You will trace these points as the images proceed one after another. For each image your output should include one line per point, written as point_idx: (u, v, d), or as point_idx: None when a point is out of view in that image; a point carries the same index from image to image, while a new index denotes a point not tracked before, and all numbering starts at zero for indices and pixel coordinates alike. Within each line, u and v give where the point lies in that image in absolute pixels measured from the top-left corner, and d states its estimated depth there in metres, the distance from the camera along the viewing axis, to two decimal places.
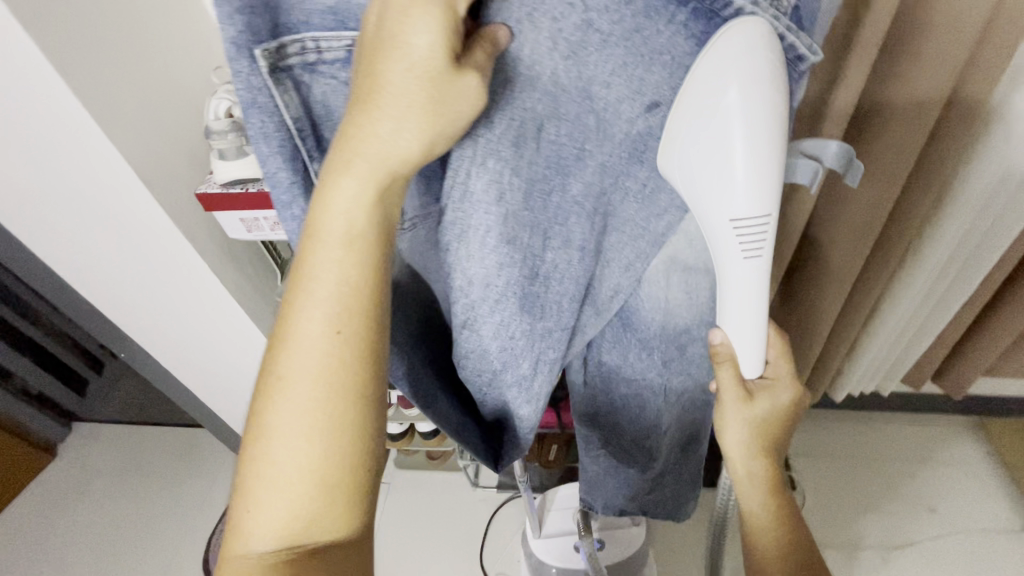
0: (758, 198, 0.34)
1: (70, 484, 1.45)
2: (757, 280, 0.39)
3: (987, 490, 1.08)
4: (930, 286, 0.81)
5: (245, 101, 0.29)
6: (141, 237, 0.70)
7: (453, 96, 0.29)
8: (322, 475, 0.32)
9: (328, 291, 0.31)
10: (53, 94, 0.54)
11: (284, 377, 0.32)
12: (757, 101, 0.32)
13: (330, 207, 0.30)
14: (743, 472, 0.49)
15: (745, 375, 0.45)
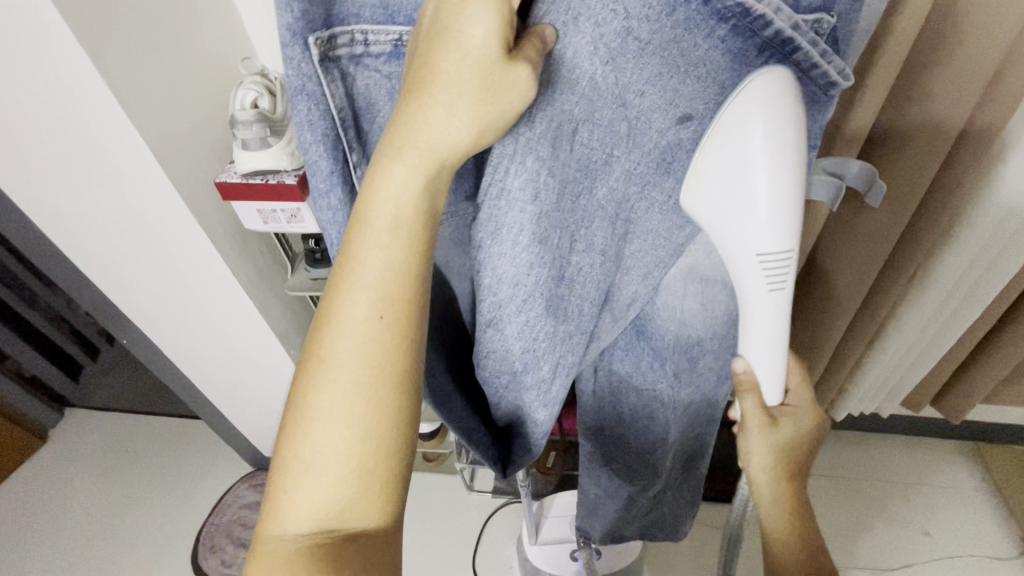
0: (781, 237, 0.35)
1: (59, 468, 1.44)
2: (779, 312, 0.39)
3: (981, 515, 1.08)
4: (934, 310, 0.82)
5: (295, 87, 0.30)
6: (155, 220, 0.70)
7: (502, 87, 0.29)
8: (362, 461, 0.32)
9: (371, 277, 0.32)
10: (79, 71, 0.54)
11: (326, 359, 0.32)
12: (784, 149, 0.32)
13: (380, 193, 0.31)
14: (765, 511, 0.45)
15: (768, 403, 0.43)
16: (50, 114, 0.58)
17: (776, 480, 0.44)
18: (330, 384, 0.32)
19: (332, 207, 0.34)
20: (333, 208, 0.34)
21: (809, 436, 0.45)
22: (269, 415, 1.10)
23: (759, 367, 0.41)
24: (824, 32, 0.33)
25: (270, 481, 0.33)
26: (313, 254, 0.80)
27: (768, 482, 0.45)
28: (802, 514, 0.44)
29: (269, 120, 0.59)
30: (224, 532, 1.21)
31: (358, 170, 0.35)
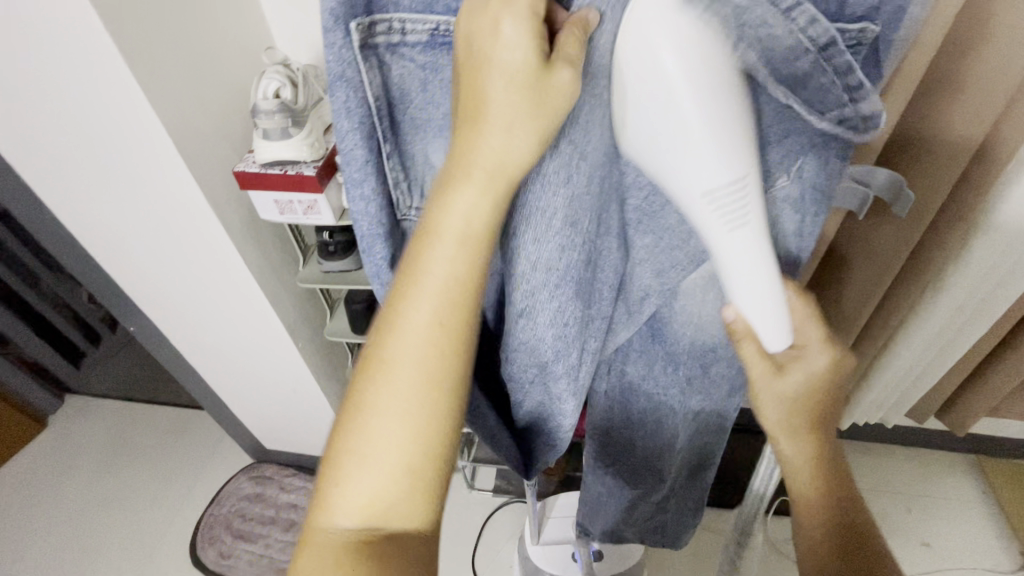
0: (728, 160, 0.29)
1: (59, 454, 1.43)
2: (754, 248, 0.33)
3: (981, 527, 1.09)
4: (944, 323, 0.81)
5: (334, 73, 0.31)
6: (171, 206, 0.70)
7: (551, 96, 0.29)
8: (413, 463, 0.33)
9: (434, 288, 0.33)
10: (102, 53, 0.54)
11: (386, 363, 0.33)
12: (698, 59, 0.27)
13: (448, 214, 0.32)
14: (788, 452, 0.46)
15: (770, 350, 0.39)
16: (71, 96, 0.58)
17: (797, 431, 0.44)
18: (389, 386, 0.33)
19: (364, 196, 0.35)
20: (364, 197, 0.35)
21: (822, 376, 0.42)
22: (272, 406, 1.10)
23: (748, 312, 0.37)
24: (866, 42, 0.32)
25: (322, 470, 0.35)
26: (325, 246, 0.80)
27: (789, 434, 0.45)
28: (824, 460, 0.46)
29: (291, 110, 0.58)
30: (223, 523, 1.22)
31: (390, 161, 0.36)
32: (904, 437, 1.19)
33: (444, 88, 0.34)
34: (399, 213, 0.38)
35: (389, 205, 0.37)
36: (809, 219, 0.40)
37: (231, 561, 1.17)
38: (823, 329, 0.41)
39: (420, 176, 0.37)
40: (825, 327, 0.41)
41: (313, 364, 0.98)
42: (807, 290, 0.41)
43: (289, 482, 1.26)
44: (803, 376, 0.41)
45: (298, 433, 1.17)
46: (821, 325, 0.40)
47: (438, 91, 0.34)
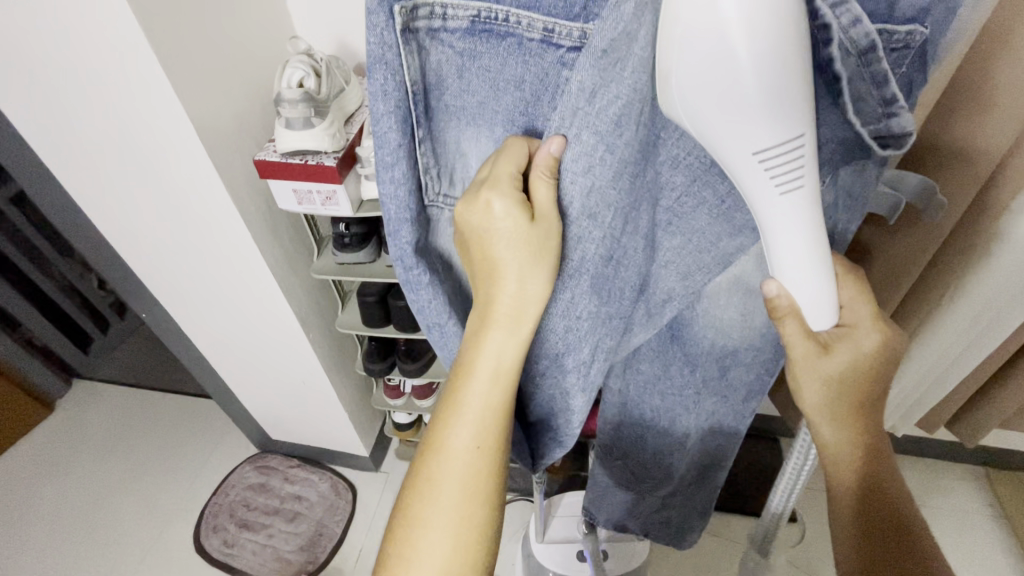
0: (780, 121, 0.30)
1: (65, 439, 1.44)
2: (803, 216, 0.34)
3: (987, 540, 1.08)
4: (958, 335, 0.81)
5: (374, 55, 0.31)
6: (190, 195, 0.70)
7: (547, 248, 0.36)
8: (457, 565, 0.41)
9: (473, 415, 0.41)
10: (131, 40, 0.54)
11: (433, 480, 0.41)
12: (761, 18, 0.27)
13: (483, 357, 0.39)
14: (828, 437, 0.46)
15: (813, 327, 0.40)
16: (95, 78, 0.59)
17: (840, 415, 0.45)
18: (436, 496, 0.41)
19: (396, 181, 0.35)
20: (395, 181, 0.35)
21: (869, 355, 0.43)
22: (279, 397, 1.11)
23: (794, 288, 0.38)
24: (914, 44, 0.32)
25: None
26: (341, 238, 0.80)
27: (832, 419, 0.45)
28: (863, 445, 0.46)
29: (314, 100, 0.58)
30: (227, 512, 1.22)
31: (422, 147, 0.36)
32: (911, 447, 1.18)
33: (480, 77, 0.34)
34: (426, 199, 0.39)
35: (419, 189, 0.37)
36: (843, 222, 0.41)
37: (235, 550, 1.17)
38: (873, 307, 0.42)
39: (449, 164, 0.38)
40: (875, 304, 0.42)
41: (323, 356, 0.98)
42: (853, 267, 0.43)
43: (293, 474, 1.27)
44: (851, 354, 0.42)
45: (304, 425, 1.18)
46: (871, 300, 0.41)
47: (473, 79, 0.34)
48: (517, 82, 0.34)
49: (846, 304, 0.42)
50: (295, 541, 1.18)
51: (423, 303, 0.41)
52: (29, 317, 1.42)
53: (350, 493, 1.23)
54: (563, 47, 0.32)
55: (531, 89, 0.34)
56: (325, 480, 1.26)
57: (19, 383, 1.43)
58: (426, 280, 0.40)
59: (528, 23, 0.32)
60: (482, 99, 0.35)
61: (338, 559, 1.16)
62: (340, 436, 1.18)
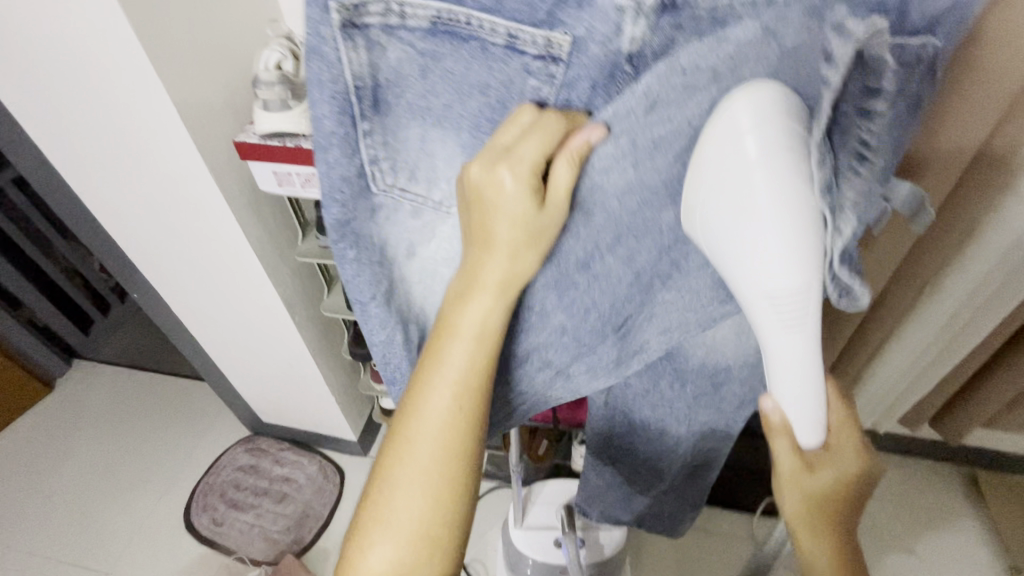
0: (794, 265, 0.29)
1: (63, 417, 1.47)
2: (805, 353, 0.33)
3: (969, 540, 1.08)
4: (937, 330, 0.80)
5: (312, 44, 0.32)
6: (176, 179, 0.72)
7: (544, 227, 0.36)
8: (432, 531, 0.41)
9: (454, 378, 0.39)
10: (114, 26, 0.55)
11: (409, 440, 0.40)
12: (780, 166, 0.28)
13: (467, 316, 0.38)
14: (807, 548, 0.43)
15: (803, 446, 0.38)
16: (82, 65, 0.60)
17: (820, 527, 0.42)
18: (412, 464, 0.40)
19: (330, 163, 0.35)
20: (330, 164, 0.36)
21: (849, 481, 0.41)
22: (269, 381, 1.12)
23: (788, 409, 0.36)
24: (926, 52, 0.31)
25: (349, 538, 0.43)
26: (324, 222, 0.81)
27: (810, 532, 0.42)
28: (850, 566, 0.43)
29: (291, 83, 0.59)
30: (217, 492, 1.25)
31: (369, 138, 0.36)
32: (897, 446, 1.18)
33: (443, 79, 0.35)
34: (376, 188, 0.38)
35: (361, 177, 0.37)
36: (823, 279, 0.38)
37: (224, 529, 1.20)
38: (858, 437, 0.41)
39: (410, 160, 0.38)
40: (860, 436, 0.41)
41: (310, 340, 0.99)
42: (848, 397, 0.42)
43: (282, 456, 1.28)
44: (832, 476, 0.40)
45: (293, 408, 1.20)
46: (854, 434, 0.40)
47: (437, 82, 0.35)
48: (483, 88, 0.35)
49: (834, 428, 0.41)
50: (283, 521, 1.20)
51: (351, 277, 0.41)
52: (29, 296, 1.44)
53: (338, 477, 1.25)
54: (527, 53, 0.33)
55: (498, 95, 0.36)
56: (313, 463, 1.27)
57: (20, 361, 1.46)
58: (353, 257, 0.40)
59: (492, 28, 0.33)
60: (446, 102, 0.36)
61: (324, 541, 1.18)
62: (328, 420, 1.19)
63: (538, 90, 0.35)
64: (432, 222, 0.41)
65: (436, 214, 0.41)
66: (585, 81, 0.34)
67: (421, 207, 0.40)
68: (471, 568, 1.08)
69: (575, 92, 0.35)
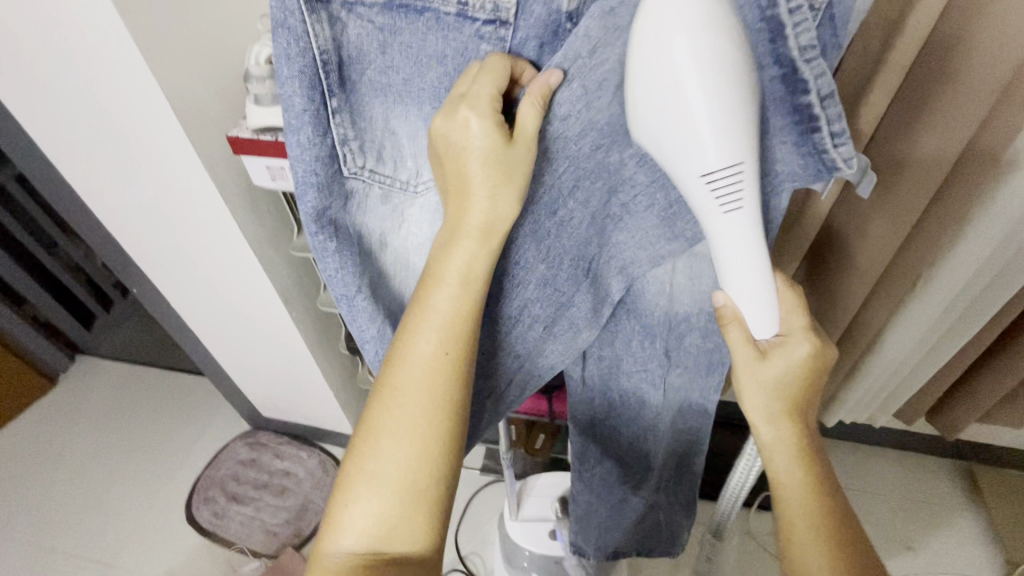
0: (725, 148, 0.33)
1: (65, 411, 1.48)
2: (746, 233, 0.36)
3: (966, 535, 1.08)
4: (931, 325, 0.80)
5: (277, 19, 0.34)
6: (169, 173, 0.72)
7: (515, 166, 0.36)
8: (418, 480, 0.40)
9: (439, 322, 0.40)
10: (105, 21, 0.56)
11: (396, 389, 0.41)
12: (710, 57, 0.30)
13: (451, 261, 0.39)
14: (768, 438, 0.47)
15: (755, 337, 0.42)
16: (76, 60, 0.60)
17: (778, 418, 0.46)
18: (399, 412, 0.40)
19: (302, 143, 0.38)
20: (301, 145, 0.38)
21: (802, 367, 0.45)
22: (267, 375, 1.13)
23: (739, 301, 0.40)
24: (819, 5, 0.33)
25: (332, 502, 0.42)
26: None
27: (768, 419, 0.46)
28: (808, 453, 0.47)
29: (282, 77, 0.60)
30: (217, 485, 1.26)
31: (338, 117, 0.38)
32: (894, 440, 1.18)
33: (402, 53, 0.37)
34: (347, 170, 0.40)
35: (332, 159, 0.39)
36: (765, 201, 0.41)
37: (224, 521, 1.21)
38: (806, 318, 0.45)
39: (376, 139, 0.40)
40: (806, 317, 0.45)
41: (307, 334, 1.00)
42: (794, 282, 0.46)
43: (282, 450, 1.30)
44: (784, 362, 0.44)
45: (292, 402, 1.21)
46: (804, 316, 0.44)
47: (396, 55, 0.37)
48: (439, 58, 0.37)
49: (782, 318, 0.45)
50: (282, 514, 1.22)
51: (332, 270, 0.44)
52: (27, 288, 1.44)
53: (337, 471, 1.26)
54: (478, 19, 0.35)
55: (455, 62, 0.37)
56: (313, 457, 1.28)
57: (19, 352, 1.47)
58: (333, 247, 0.42)
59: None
60: (406, 76, 0.38)
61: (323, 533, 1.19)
62: (326, 413, 1.20)
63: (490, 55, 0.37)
64: (401, 204, 0.43)
65: (404, 196, 0.43)
66: (533, 41, 0.36)
67: (391, 189, 0.42)
68: (468, 560, 1.08)
69: (524, 52, 0.37)
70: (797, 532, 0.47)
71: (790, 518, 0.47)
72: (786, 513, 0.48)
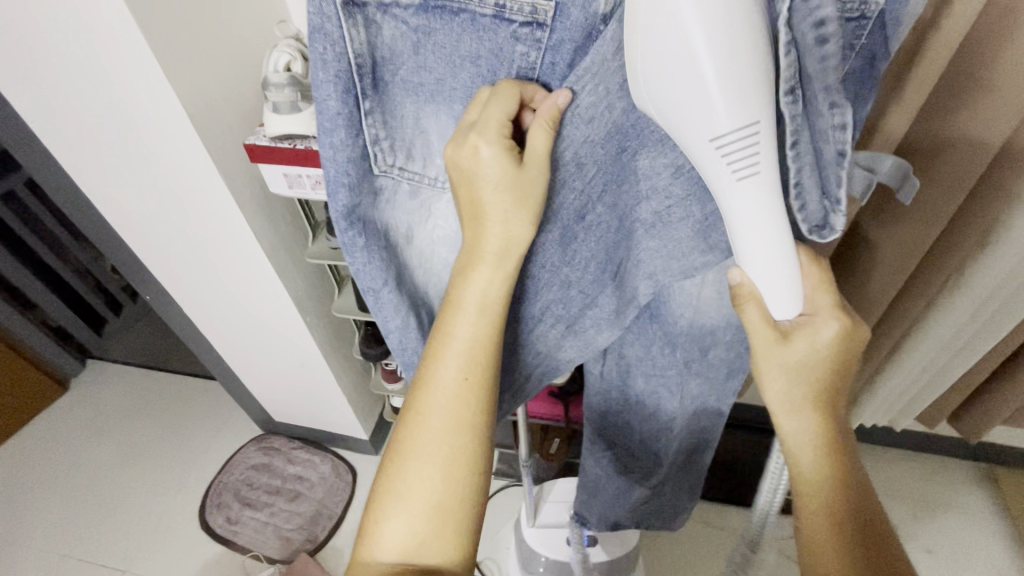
0: (736, 104, 0.28)
1: (78, 416, 1.49)
2: (762, 204, 0.32)
3: (988, 538, 1.06)
4: (958, 328, 0.79)
5: (313, 25, 0.31)
6: (185, 179, 0.71)
7: (529, 189, 0.35)
8: (445, 500, 0.39)
9: (460, 349, 0.39)
10: (123, 29, 0.55)
11: (423, 413, 0.39)
12: (717, 13, 0.26)
13: (471, 289, 0.38)
14: (790, 430, 0.42)
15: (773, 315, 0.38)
16: (92, 67, 0.60)
17: (801, 408, 0.42)
18: (425, 433, 0.39)
19: (335, 146, 0.34)
20: (335, 147, 0.34)
21: (829, 348, 0.40)
22: (281, 381, 1.13)
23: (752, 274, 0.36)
24: (870, 15, 0.31)
25: (365, 519, 0.41)
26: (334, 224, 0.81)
27: (791, 408, 0.42)
28: (833, 450, 0.42)
29: (300, 84, 0.58)
30: (231, 490, 1.26)
31: (370, 119, 0.35)
32: (913, 442, 1.17)
33: (436, 54, 0.33)
34: (377, 168, 0.37)
35: (365, 159, 0.36)
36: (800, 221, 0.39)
37: (238, 527, 1.20)
38: (833, 296, 0.40)
39: (407, 138, 0.37)
40: (835, 295, 0.40)
41: (321, 340, 0.99)
42: (821, 255, 0.40)
43: (294, 455, 1.29)
44: (809, 345, 0.39)
45: (305, 408, 1.20)
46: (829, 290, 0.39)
47: (430, 56, 0.33)
48: (473, 59, 0.34)
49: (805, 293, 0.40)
50: (296, 520, 1.21)
51: (360, 267, 0.40)
52: (30, 286, 1.42)
53: (350, 476, 1.26)
54: (515, 22, 0.32)
55: (488, 65, 0.34)
56: (326, 462, 1.28)
57: (21, 351, 1.45)
58: (362, 244, 0.39)
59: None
60: (439, 76, 0.34)
61: (337, 539, 1.19)
62: (340, 418, 1.20)
63: (526, 57, 0.33)
64: (429, 200, 0.40)
65: (433, 191, 0.40)
66: (569, 45, 0.33)
67: (419, 184, 0.39)
68: (483, 566, 1.08)
69: (560, 56, 0.33)
70: (816, 532, 0.42)
71: (808, 513, 0.43)
72: (808, 510, 0.43)
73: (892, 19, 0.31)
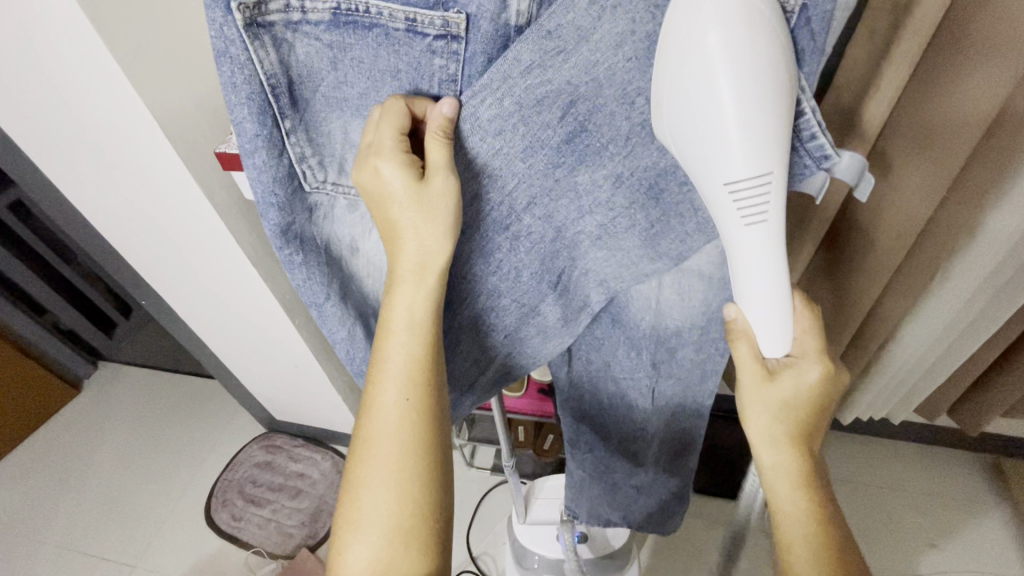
0: (754, 151, 0.29)
1: (91, 417, 1.53)
2: (768, 251, 0.32)
3: (994, 530, 1.04)
4: (952, 321, 0.76)
5: (218, 49, 0.32)
6: (163, 188, 0.72)
7: (431, 202, 0.36)
8: (399, 522, 0.39)
9: (397, 371, 0.39)
10: (87, 44, 0.54)
11: (368, 440, 0.40)
12: (747, 63, 0.28)
13: (397, 309, 0.39)
14: (768, 464, 0.42)
15: (764, 354, 0.38)
16: (62, 83, 0.60)
17: (782, 442, 0.41)
18: (375, 461, 0.39)
19: (258, 167, 0.35)
20: (258, 168, 0.36)
21: (814, 390, 0.39)
22: (278, 382, 1.14)
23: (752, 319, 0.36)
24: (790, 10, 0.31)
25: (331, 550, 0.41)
26: None
27: (768, 445, 0.41)
28: (812, 490, 0.41)
29: None
30: (235, 488, 1.28)
31: (293, 137, 0.36)
32: (913, 433, 1.15)
33: (354, 68, 0.34)
34: (309, 186, 0.38)
35: (292, 177, 0.37)
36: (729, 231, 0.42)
37: (242, 523, 1.23)
38: (822, 341, 0.39)
39: (337, 154, 0.38)
40: (823, 339, 0.39)
41: (313, 342, 1.00)
42: (812, 302, 0.40)
43: (296, 452, 1.32)
44: (794, 385, 0.39)
45: (304, 407, 1.22)
46: (819, 336, 0.39)
47: (349, 71, 0.34)
48: (393, 72, 0.35)
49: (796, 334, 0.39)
50: (298, 516, 1.24)
51: (302, 282, 0.41)
52: (41, 292, 1.45)
53: None
54: (427, 35, 0.32)
55: (408, 79, 0.35)
56: (326, 459, 1.30)
57: (24, 348, 1.47)
58: (301, 261, 0.40)
59: (389, 14, 0.32)
60: (362, 90, 0.35)
61: None
62: (337, 416, 1.21)
63: (445, 69, 0.34)
64: (368, 212, 0.41)
65: None
66: (481, 57, 0.33)
67: (356, 198, 0.40)
68: (480, 561, 1.09)
69: (475, 69, 0.34)
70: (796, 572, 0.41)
71: (788, 556, 0.42)
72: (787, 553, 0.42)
73: (820, 21, 0.31)
